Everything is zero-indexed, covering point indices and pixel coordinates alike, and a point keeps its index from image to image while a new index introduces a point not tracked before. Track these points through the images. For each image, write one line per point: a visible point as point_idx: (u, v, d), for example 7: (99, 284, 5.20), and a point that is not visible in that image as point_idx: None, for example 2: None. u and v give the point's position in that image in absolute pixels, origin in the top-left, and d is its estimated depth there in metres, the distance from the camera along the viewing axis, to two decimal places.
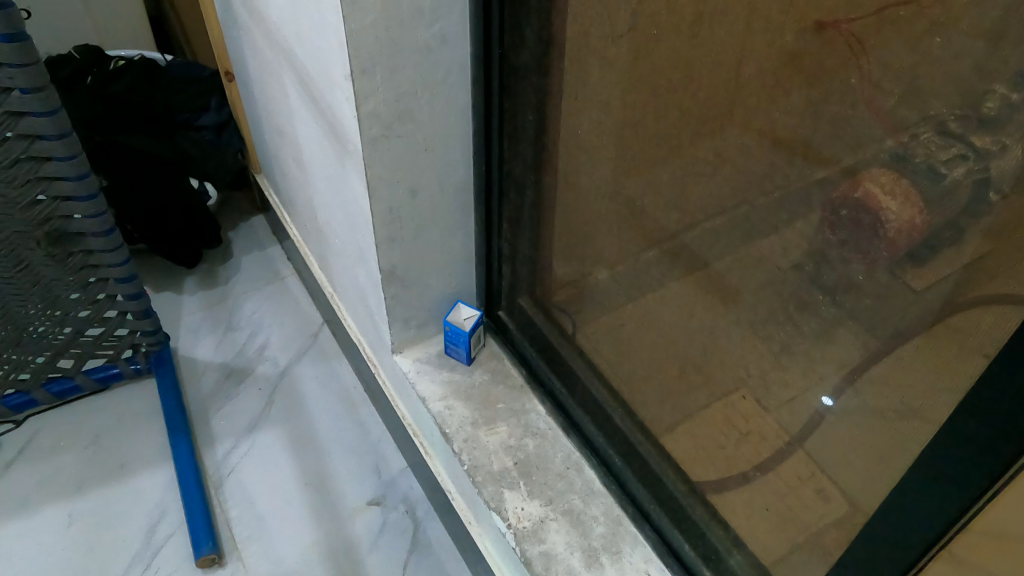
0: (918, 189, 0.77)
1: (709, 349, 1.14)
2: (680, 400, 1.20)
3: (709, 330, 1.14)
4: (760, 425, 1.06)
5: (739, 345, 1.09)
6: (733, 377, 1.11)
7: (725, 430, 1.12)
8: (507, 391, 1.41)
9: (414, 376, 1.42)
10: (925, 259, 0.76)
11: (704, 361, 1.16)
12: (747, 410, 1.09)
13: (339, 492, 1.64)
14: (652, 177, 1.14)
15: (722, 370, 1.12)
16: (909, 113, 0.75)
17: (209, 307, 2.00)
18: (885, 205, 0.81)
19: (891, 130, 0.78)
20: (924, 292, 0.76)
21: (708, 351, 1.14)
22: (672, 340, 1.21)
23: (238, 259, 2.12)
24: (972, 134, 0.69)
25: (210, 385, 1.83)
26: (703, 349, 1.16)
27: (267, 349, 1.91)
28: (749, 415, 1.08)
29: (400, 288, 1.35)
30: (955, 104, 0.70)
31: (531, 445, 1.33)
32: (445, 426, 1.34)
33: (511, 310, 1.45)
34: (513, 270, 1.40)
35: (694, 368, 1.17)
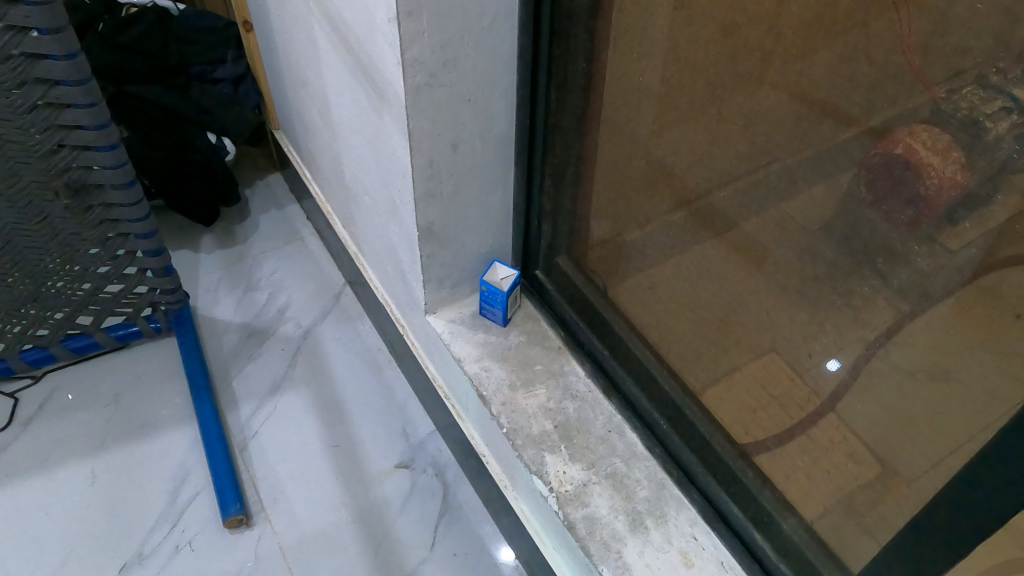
0: (959, 145, 0.82)
1: (735, 310, 1.16)
2: (716, 361, 1.18)
3: (729, 289, 1.17)
4: (788, 388, 1.07)
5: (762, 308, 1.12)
6: (763, 341, 1.11)
7: (760, 397, 1.11)
8: (544, 352, 1.37)
9: (449, 336, 1.38)
10: (961, 216, 0.80)
11: (736, 320, 1.16)
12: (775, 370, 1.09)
13: (366, 455, 1.62)
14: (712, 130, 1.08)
15: (743, 324, 1.15)
16: (949, 66, 0.80)
17: (228, 266, 1.95)
18: (925, 159, 0.85)
19: (929, 88, 0.84)
20: (959, 247, 0.80)
21: (737, 310, 1.16)
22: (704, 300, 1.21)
23: (256, 217, 2.06)
24: (1016, 88, 0.75)
25: (231, 346, 1.79)
26: (731, 312, 1.17)
27: (288, 309, 1.86)
28: (781, 381, 1.08)
29: (437, 244, 1.30)
30: (997, 56, 0.76)
31: (571, 408, 1.29)
32: (483, 389, 1.31)
33: (548, 269, 1.41)
34: (552, 227, 1.35)
35: (725, 329, 1.17)
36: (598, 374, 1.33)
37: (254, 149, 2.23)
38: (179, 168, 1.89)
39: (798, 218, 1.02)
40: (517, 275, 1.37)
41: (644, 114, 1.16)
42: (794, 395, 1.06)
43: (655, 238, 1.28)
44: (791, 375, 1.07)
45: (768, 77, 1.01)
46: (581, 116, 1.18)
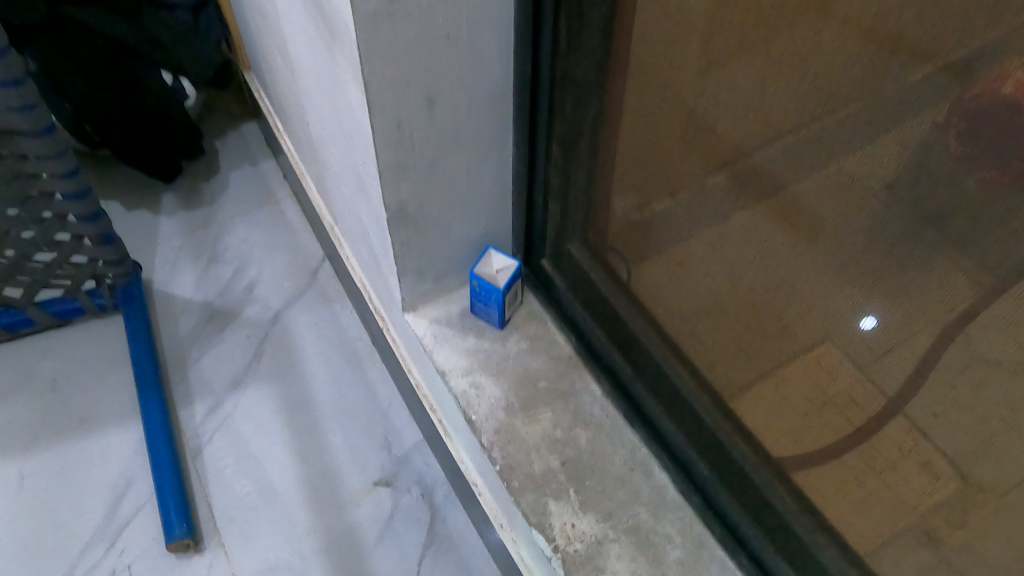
0: None
1: (768, 278, 0.78)
2: (764, 356, 0.82)
3: (815, 251, 0.69)
4: (851, 377, 0.70)
5: (886, 281, 0.62)
6: (842, 332, 0.69)
7: (826, 399, 0.75)
8: (551, 365, 1.08)
9: (432, 343, 1.10)
10: None
11: (836, 298, 0.68)
12: (836, 360, 0.71)
13: (341, 469, 1.36)
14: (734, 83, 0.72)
15: (827, 302, 0.70)
16: None
17: (189, 231, 1.66)
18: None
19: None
20: None
21: (819, 282, 0.70)
22: (735, 264, 0.82)
23: (224, 174, 1.76)
24: None
25: (188, 330, 1.52)
26: (835, 286, 0.68)
27: (256, 287, 1.58)
28: (844, 375, 0.71)
29: (413, 228, 1.01)
30: None
31: (583, 439, 1.01)
32: (471, 414, 1.03)
33: (557, 258, 1.09)
34: (562, 204, 1.03)
35: (781, 297, 0.76)
36: (620, 395, 1.03)
37: (227, 94, 1.92)
38: (128, 115, 1.55)
39: None
40: (518, 265, 1.07)
41: None
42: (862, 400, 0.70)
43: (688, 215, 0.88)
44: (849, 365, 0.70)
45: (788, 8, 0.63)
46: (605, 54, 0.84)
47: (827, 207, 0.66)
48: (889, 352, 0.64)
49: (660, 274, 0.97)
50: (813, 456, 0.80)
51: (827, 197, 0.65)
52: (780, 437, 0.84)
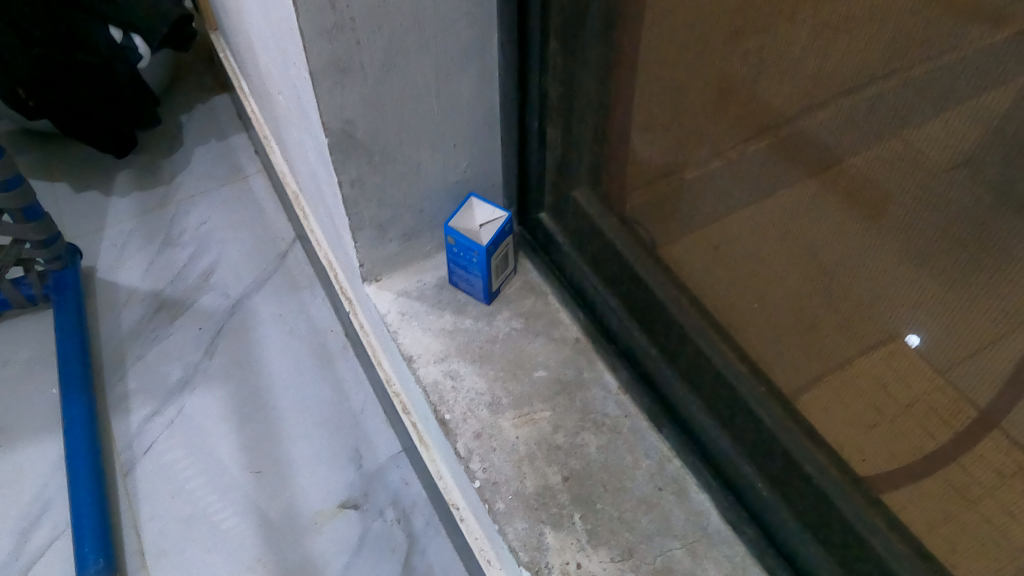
0: None
1: (806, 257, 0.56)
2: (811, 355, 0.59)
3: (876, 220, 0.48)
4: (930, 390, 0.48)
5: (979, 260, 0.42)
6: (918, 327, 0.48)
7: (899, 420, 0.52)
8: (551, 350, 0.82)
9: (397, 322, 0.84)
10: None
11: (905, 287, 0.48)
12: (907, 366, 0.50)
13: (300, 486, 1.10)
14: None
15: (894, 293, 0.49)
16: None
17: (143, 213, 1.43)
18: None
19: None
20: None
21: (880, 268, 0.49)
22: (761, 241, 0.61)
23: (188, 151, 1.54)
24: None
25: (131, 324, 1.28)
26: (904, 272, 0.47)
27: (215, 273, 1.35)
28: (923, 386, 0.49)
29: (367, 163, 0.76)
30: None
31: (593, 447, 0.75)
32: (443, 413, 0.78)
33: (558, 212, 0.83)
34: (564, 130, 0.77)
35: (825, 284, 0.55)
36: (643, 386, 0.76)
37: (199, 65, 1.70)
38: (68, 74, 1.32)
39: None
40: (507, 217, 0.82)
41: None
42: (949, 420, 0.48)
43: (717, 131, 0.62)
44: (927, 371, 0.48)
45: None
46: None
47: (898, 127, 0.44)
48: (987, 348, 0.43)
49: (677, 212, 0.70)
50: (922, 467, 0.51)
51: (891, 141, 0.45)
52: (863, 450, 0.57)
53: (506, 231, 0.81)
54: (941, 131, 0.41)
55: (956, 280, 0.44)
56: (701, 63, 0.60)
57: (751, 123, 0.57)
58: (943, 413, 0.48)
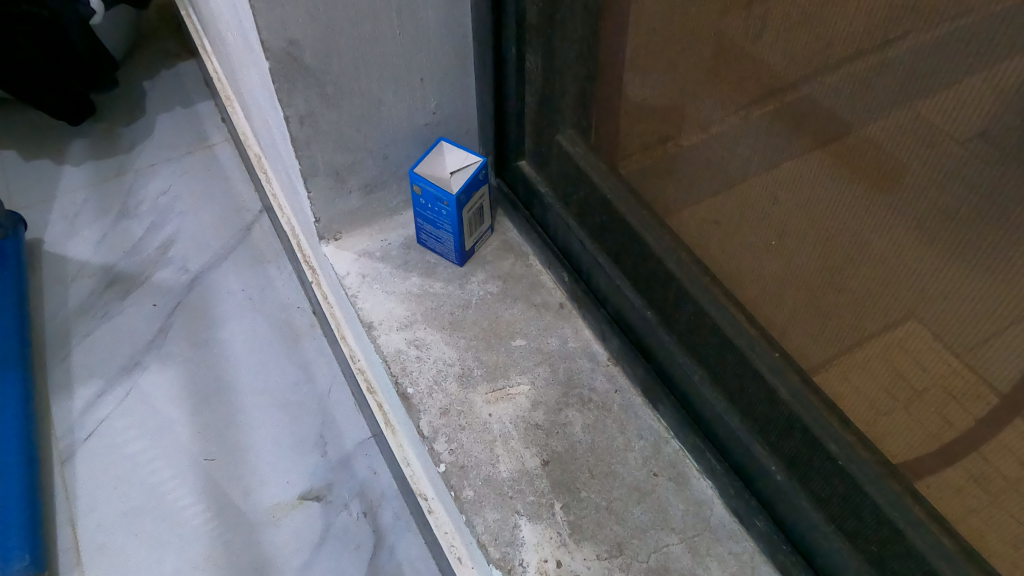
0: None
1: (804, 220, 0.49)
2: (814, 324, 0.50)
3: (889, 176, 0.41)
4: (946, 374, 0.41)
5: (1018, 217, 0.35)
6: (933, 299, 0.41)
7: (908, 403, 0.45)
8: (531, 317, 0.72)
9: (357, 285, 0.74)
10: None
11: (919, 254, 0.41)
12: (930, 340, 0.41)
13: (257, 475, 1.00)
14: None
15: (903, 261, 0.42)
16: None
17: (97, 182, 1.33)
18: None
19: None
20: None
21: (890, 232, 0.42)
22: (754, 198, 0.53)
23: (150, 117, 1.43)
24: None
25: (79, 298, 1.17)
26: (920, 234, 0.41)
27: (174, 245, 1.23)
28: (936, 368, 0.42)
29: (319, 97, 0.66)
30: None
31: (578, 426, 0.65)
32: (406, 386, 0.67)
33: (540, 159, 0.73)
34: (546, 58, 0.65)
35: (824, 253, 0.48)
36: (636, 357, 0.66)
37: (165, 29, 1.59)
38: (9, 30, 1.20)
39: None
40: (482, 164, 0.71)
41: None
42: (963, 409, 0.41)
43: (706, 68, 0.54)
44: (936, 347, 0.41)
45: None
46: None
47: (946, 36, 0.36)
48: None
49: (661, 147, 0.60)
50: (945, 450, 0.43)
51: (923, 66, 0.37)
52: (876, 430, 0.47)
53: (480, 180, 0.71)
54: (987, 54, 0.34)
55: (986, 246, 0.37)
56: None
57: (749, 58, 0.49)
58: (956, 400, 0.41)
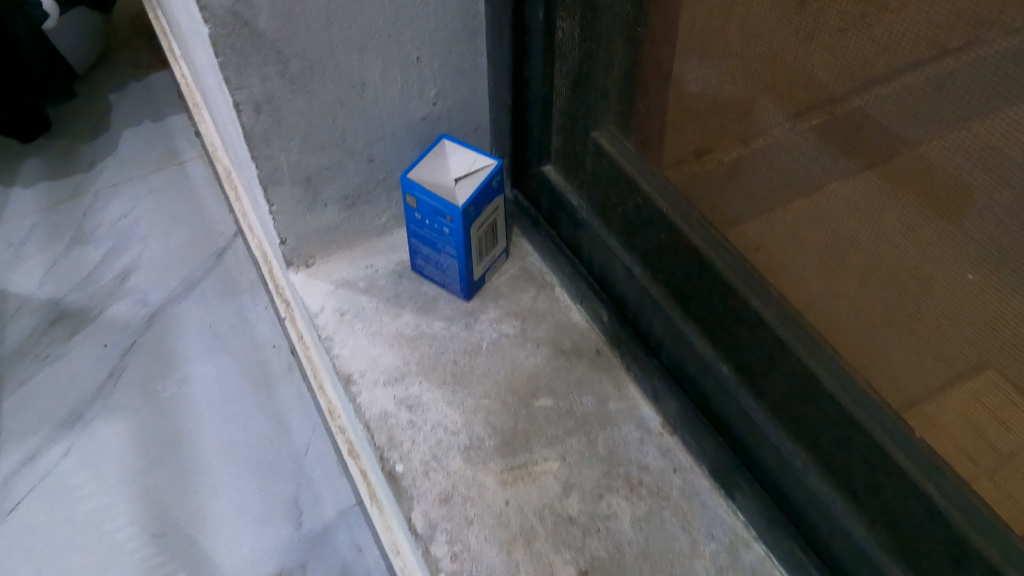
0: None
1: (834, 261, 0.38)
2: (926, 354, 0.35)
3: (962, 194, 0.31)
4: None
5: None
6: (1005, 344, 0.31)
7: None
8: (559, 369, 0.55)
9: (333, 325, 0.57)
10: None
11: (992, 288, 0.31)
12: None
13: (216, 555, 0.81)
14: None
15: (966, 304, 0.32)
16: None
17: (51, 204, 1.17)
18: None
19: None
20: None
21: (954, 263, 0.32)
22: (786, 226, 0.41)
23: (115, 132, 1.28)
24: None
25: (19, 339, 1.01)
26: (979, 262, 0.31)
27: (133, 275, 1.07)
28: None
29: (280, 79, 0.50)
30: None
31: (626, 520, 0.47)
32: (394, 463, 0.50)
33: (569, 162, 0.56)
34: (584, 19, 0.48)
35: (867, 295, 0.37)
36: (703, 424, 0.49)
37: (137, 38, 1.45)
38: None
39: None
40: (495, 168, 0.55)
41: None
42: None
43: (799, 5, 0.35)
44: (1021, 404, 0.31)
45: None
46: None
47: None
48: None
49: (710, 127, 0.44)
50: None
51: None
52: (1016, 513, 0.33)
53: (493, 189, 0.54)
54: None
55: None
56: None
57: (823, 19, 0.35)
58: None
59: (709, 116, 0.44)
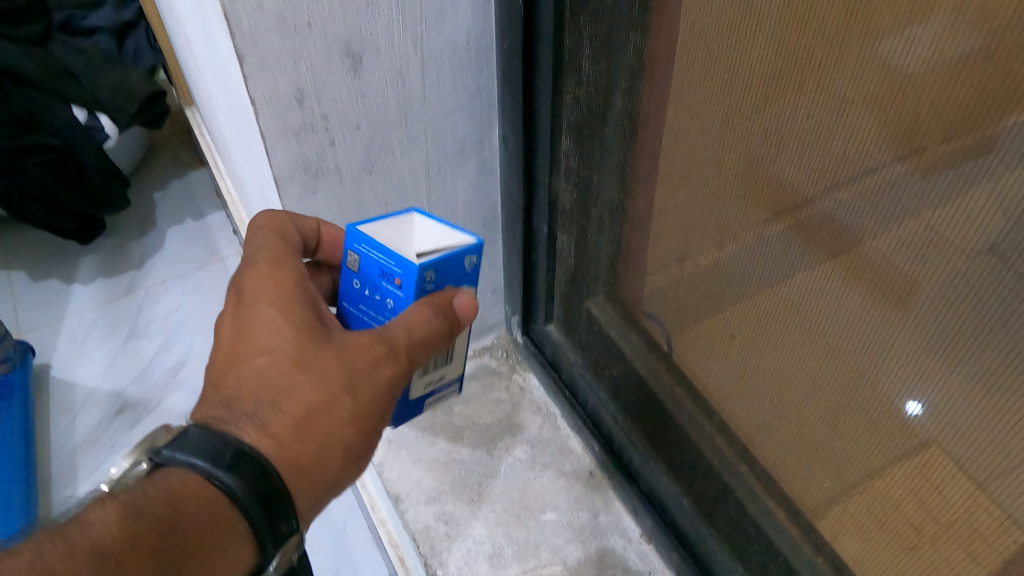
0: None
1: (784, 342, 0.49)
2: (790, 390, 0.50)
3: (939, 322, 0.37)
4: (851, 452, 0.46)
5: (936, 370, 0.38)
6: (957, 444, 0.38)
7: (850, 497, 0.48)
8: (561, 488, 0.70)
9: (382, 452, 0.74)
10: None
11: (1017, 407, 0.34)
12: (880, 434, 0.43)
13: None
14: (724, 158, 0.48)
15: (809, 349, 0.47)
16: None
17: (110, 301, 1.32)
18: None
19: None
20: None
21: (860, 362, 0.43)
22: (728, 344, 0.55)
23: (161, 231, 1.44)
24: None
25: (87, 427, 1.13)
26: (988, 385, 0.35)
27: (184, 367, 1.21)
28: (962, 505, 0.39)
29: None
30: None
31: None
32: (435, 567, 0.65)
33: (569, 323, 0.73)
34: (579, 240, 0.66)
35: (769, 331, 0.50)
36: (670, 537, 0.64)
37: (175, 140, 1.62)
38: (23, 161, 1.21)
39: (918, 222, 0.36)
40: (473, 246, 0.46)
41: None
42: (978, 551, 0.39)
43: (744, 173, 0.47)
44: (977, 495, 0.38)
45: None
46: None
47: (903, 213, 0.37)
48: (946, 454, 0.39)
49: (666, 295, 0.60)
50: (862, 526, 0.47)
51: (882, 215, 0.38)
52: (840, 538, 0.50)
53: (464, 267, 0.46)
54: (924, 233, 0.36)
55: (856, 354, 0.43)
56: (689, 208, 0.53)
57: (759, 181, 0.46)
58: (965, 539, 0.40)
59: (656, 311, 0.62)
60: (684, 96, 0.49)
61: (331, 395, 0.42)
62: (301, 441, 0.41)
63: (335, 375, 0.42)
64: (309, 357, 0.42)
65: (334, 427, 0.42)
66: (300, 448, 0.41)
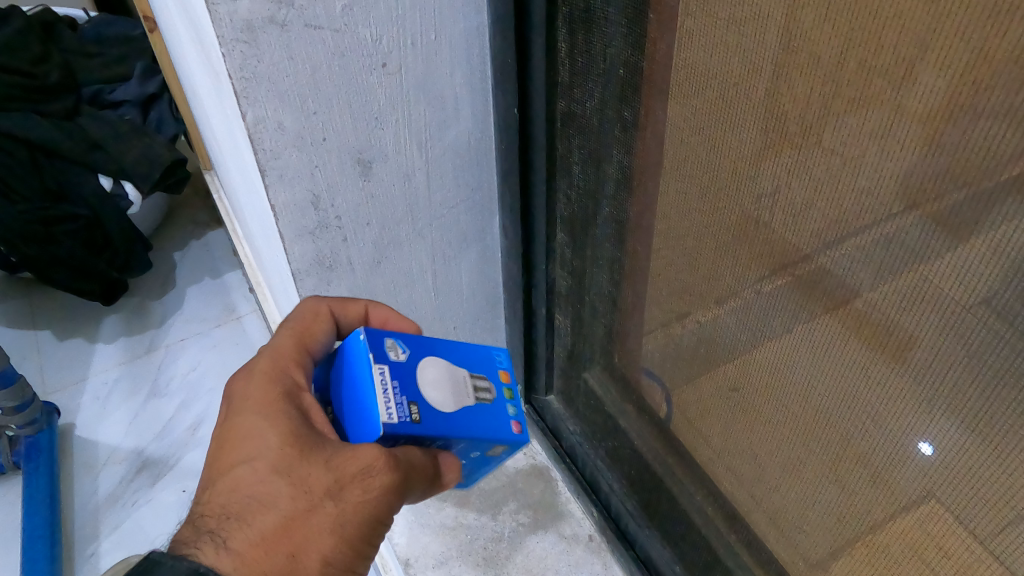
0: None
1: (783, 392, 0.51)
2: (779, 465, 0.54)
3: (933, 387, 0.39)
4: (840, 517, 0.50)
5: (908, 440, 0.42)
6: (951, 505, 0.40)
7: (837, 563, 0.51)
8: (562, 552, 0.74)
9: (393, 518, 0.77)
10: None
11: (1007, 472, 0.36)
12: (867, 499, 0.47)
13: None
14: (704, 255, 0.53)
15: (793, 415, 0.51)
16: None
17: (131, 360, 1.37)
18: None
19: None
20: None
21: (854, 426, 0.45)
22: (713, 410, 0.60)
23: (180, 290, 1.50)
24: None
25: (110, 487, 1.18)
26: (986, 442, 0.37)
27: (202, 425, 1.25)
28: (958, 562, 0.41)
29: None
30: None
31: None
32: None
33: (569, 393, 0.78)
34: (573, 320, 0.71)
35: (757, 404, 0.54)
36: None
37: (194, 201, 1.68)
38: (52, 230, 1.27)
39: (881, 311, 0.40)
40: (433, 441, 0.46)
41: (665, 138, 0.51)
42: None
43: (729, 266, 0.51)
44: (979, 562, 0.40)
45: (845, 108, 0.38)
46: (638, 61, 0.50)
47: (874, 306, 0.41)
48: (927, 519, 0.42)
49: (656, 372, 0.65)
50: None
51: (846, 296, 0.42)
52: None
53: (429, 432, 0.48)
54: (891, 325, 0.40)
55: (836, 424, 0.47)
56: (674, 297, 0.58)
57: (739, 275, 0.50)
58: None
59: (647, 387, 0.67)
60: (668, 201, 0.54)
61: (312, 502, 0.43)
62: (279, 556, 0.42)
63: (318, 480, 0.43)
64: (290, 462, 0.43)
65: (318, 534, 0.43)
66: (267, 563, 0.42)
